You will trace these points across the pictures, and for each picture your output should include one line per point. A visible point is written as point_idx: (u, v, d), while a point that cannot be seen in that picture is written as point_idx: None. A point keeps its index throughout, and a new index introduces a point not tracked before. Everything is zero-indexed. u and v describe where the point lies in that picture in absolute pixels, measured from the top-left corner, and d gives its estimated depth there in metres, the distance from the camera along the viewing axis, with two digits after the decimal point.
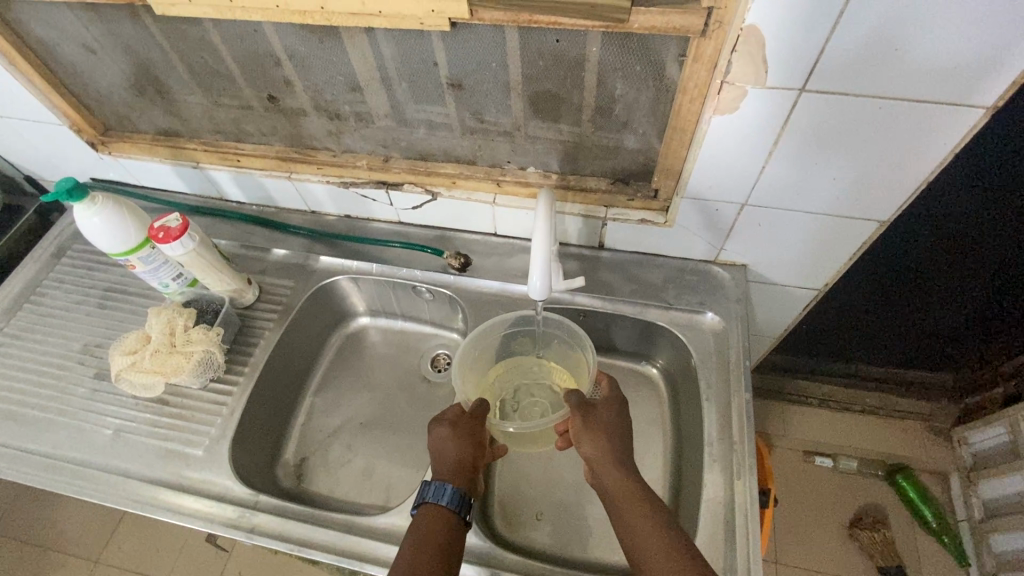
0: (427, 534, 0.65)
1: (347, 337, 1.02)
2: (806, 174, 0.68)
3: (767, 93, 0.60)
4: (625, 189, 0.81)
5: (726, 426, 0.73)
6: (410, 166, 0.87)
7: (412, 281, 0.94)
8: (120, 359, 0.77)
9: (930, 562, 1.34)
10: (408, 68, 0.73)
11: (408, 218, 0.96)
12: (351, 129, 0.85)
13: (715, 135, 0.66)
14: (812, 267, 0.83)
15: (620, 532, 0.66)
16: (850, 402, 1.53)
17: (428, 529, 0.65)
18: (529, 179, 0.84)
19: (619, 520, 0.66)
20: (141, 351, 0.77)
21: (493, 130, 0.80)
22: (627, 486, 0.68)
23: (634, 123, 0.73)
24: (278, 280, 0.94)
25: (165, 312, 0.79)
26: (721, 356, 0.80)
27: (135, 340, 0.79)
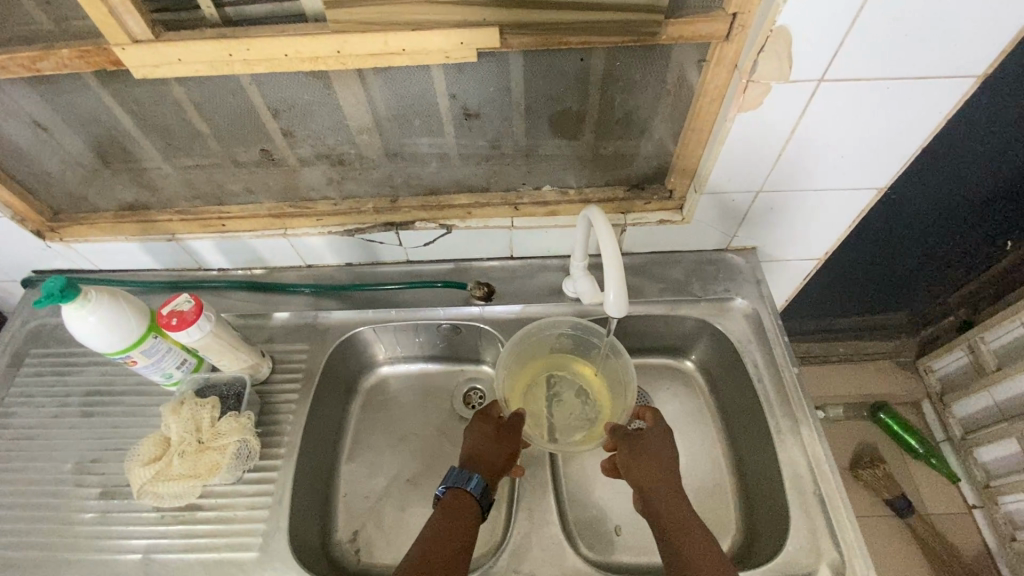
0: (449, 520, 0.63)
1: (367, 392, 0.96)
2: (817, 155, 0.73)
3: (788, 86, 0.63)
4: (641, 193, 0.83)
5: (786, 403, 0.77)
6: (421, 203, 0.83)
7: (436, 321, 0.90)
8: (140, 471, 0.68)
9: (925, 484, 1.49)
10: (424, 102, 0.72)
11: (416, 256, 0.92)
12: (356, 173, 0.82)
13: (738, 132, 0.69)
14: (816, 239, 0.89)
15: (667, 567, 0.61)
16: (826, 354, 1.65)
17: (450, 512, 0.64)
18: (547, 198, 0.83)
19: (666, 552, 0.62)
20: (167, 457, 0.68)
21: (508, 154, 0.80)
22: (681, 513, 0.64)
23: (650, 129, 0.76)
24: (290, 345, 0.87)
25: (183, 408, 0.70)
26: (760, 336, 0.83)
27: (155, 444, 0.70)
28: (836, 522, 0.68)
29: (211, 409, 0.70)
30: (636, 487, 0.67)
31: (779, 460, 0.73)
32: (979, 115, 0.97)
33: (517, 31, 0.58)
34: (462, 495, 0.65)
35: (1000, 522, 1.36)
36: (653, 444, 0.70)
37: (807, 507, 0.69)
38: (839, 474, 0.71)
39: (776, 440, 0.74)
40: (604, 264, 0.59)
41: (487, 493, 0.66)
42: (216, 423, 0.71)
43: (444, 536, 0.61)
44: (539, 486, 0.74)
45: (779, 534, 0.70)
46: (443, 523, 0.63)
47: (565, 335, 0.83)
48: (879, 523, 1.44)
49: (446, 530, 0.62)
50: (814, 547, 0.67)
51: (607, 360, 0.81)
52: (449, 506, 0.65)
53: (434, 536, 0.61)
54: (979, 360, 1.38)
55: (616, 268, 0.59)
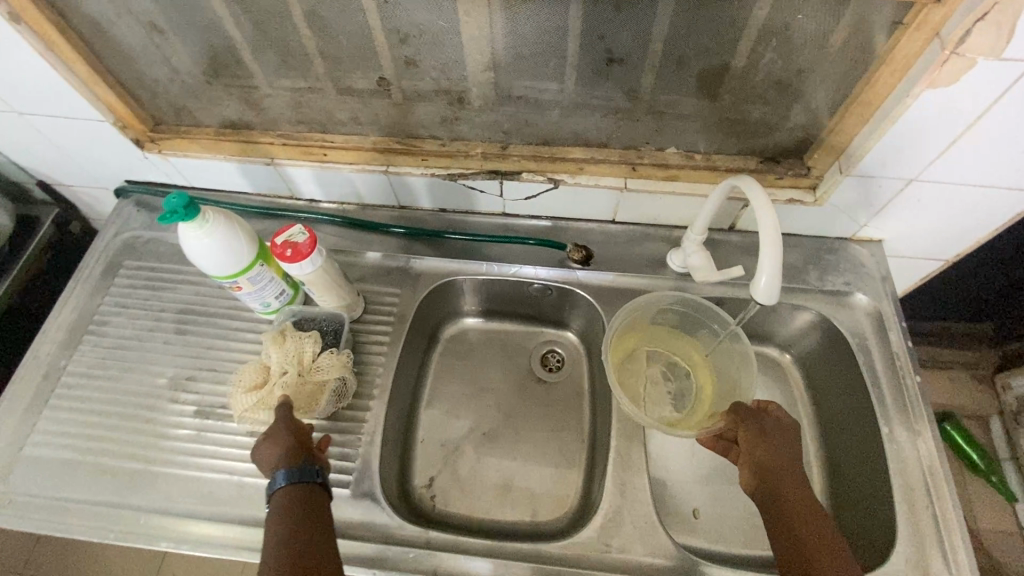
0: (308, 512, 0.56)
1: (446, 342, 0.94)
2: (997, 148, 0.64)
3: (998, 64, 0.55)
4: (775, 167, 0.76)
5: (904, 411, 0.72)
6: (533, 152, 0.78)
7: (530, 281, 0.86)
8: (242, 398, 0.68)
9: (981, 501, 1.45)
10: (563, 40, 0.65)
11: (514, 209, 0.87)
12: (469, 113, 0.77)
13: (918, 111, 0.61)
14: (954, 241, 0.81)
15: (781, 550, 0.59)
16: None
17: (288, 509, 0.55)
18: (669, 161, 0.77)
19: (782, 535, 0.60)
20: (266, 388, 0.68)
21: (638, 109, 0.73)
22: (804, 503, 0.61)
23: (806, 98, 0.68)
24: (381, 287, 0.84)
25: (286, 339, 0.70)
26: (880, 337, 0.78)
27: (255, 372, 0.69)
28: (948, 543, 0.64)
29: (311, 343, 0.70)
30: (754, 468, 0.65)
31: (889, 468, 0.69)
32: None
33: None
34: (309, 487, 0.57)
35: None
36: (781, 434, 0.67)
37: (917, 520, 0.66)
38: (957, 493, 0.67)
39: (889, 447, 0.70)
40: (760, 242, 0.55)
41: (303, 474, 0.58)
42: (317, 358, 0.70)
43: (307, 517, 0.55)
44: (631, 462, 0.72)
45: (879, 542, 0.67)
46: (295, 511, 0.55)
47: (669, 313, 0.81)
48: None
49: (288, 529, 0.53)
50: (922, 562, 0.64)
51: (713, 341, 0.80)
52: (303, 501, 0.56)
53: (292, 527, 0.54)
54: None
55: (777, 248, 0.55)
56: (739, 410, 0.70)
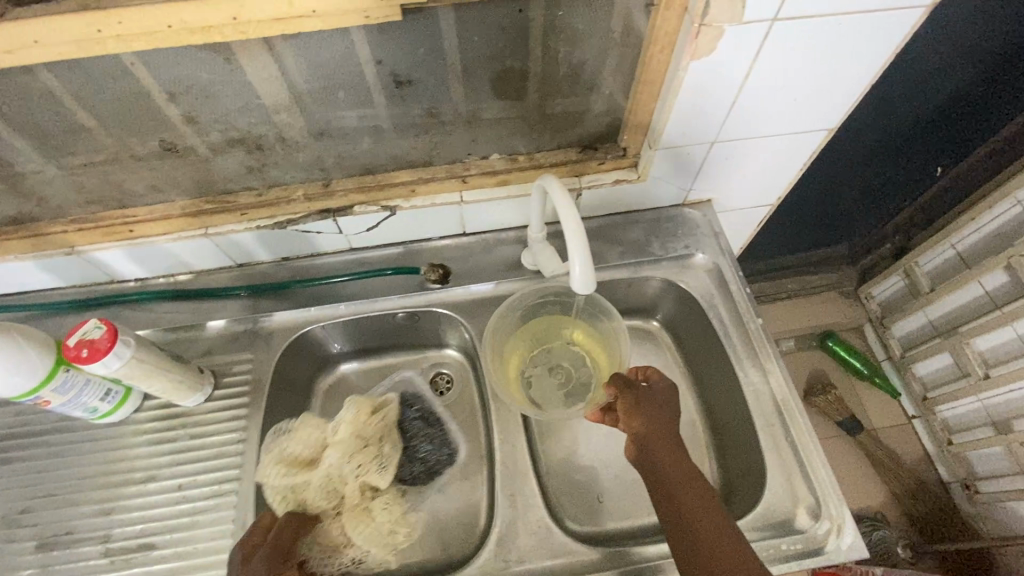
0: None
1: (326, 392, 0.89)
2: (771, 99, 0.70)
3: (742, 28, 0.59)
4: (594, 154, 0.79)
5: (752, 353, 0.77)
6: (358, 184, 0.76)
7: (390, 311, 0.82)
8: (279, 460, 0.69)
9: (872, 403, 1.61)
10: (346, 71, 0.63)
11: (360, 242, 0.84)
12: (276, 159, 0.72)
13: (691, 81, 0.65)
14: (771, 186, 0.88)
15: (664, 517, 0.60)
16: (777, 292, 1.69)
17: None
18: (496, 167, 0.77)
19: (664, 504, 0.61)
20: (307, 471, 0.69)
21: (447, 123, 0.73)
22: (680, 466, 0.62)
23: (600, 85, 0.70)
24: (232, 356, 0.79)
25: (366, 448, 0.72)
26: (723, 290, 0.82)
27: (307, 444, 0.71)
28: (809, 466, 0.69)
29: (383, 481, 0.70)
30: (633, 440, 0.66)
31: (750, 410, 0.74)
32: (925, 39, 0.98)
33: None
34: None
35: (937, 428, 1.48)
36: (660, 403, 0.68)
37: (779, 451, 0.70)
38: (808, 419, 0.72)
39: (747, 391, 0.75)
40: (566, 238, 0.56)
41: None
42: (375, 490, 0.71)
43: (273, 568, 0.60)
44: (519, 469, 0.73)
45: (756, 483, 0.71)
46: None
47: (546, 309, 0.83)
48: (833, 445, 1.55)
49: None
50: (790, 491, 0.68)
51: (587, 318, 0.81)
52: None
53: None
54: (915, 281, 1.47)
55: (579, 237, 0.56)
56: (616, 382, 0.70)
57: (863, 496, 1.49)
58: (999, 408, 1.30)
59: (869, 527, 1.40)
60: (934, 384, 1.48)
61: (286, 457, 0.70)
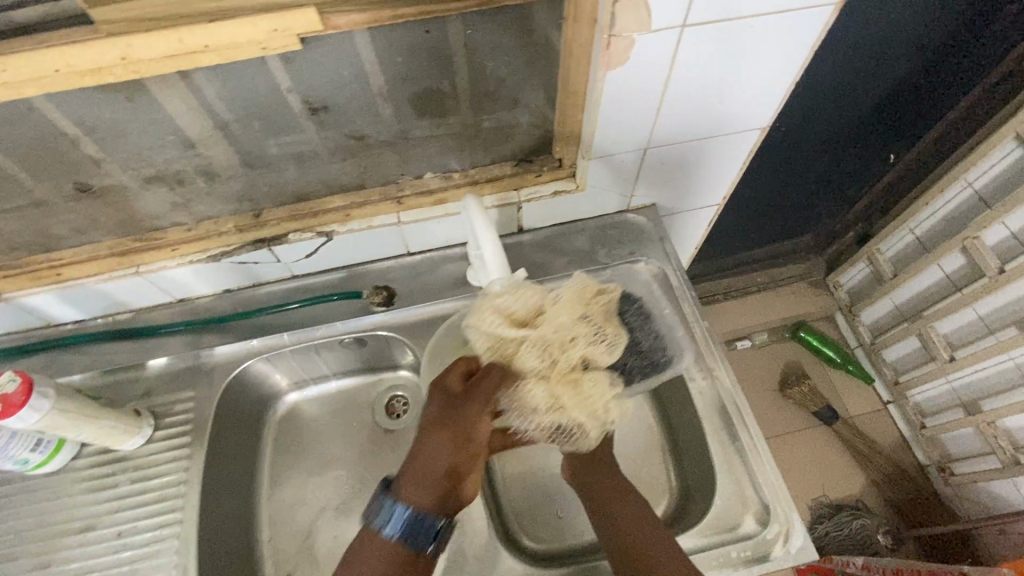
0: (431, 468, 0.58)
1: (280, 424, 0.89)
2: (696, 103, 0.70)
3: (652, 37, 0.58)
4: (530, 167, 0.78)
5: (699, 358, 0.77)
6: (290, 212, 0.74)
7: (335, 337, 0.82)
8: (496, 315, 0.61)
9: (847, 391, 1.60)
10: (259, 101, 0.62)
11: (302, 269, 0.83)
12: (201, 192, 0.71)
13: (611, 91, 0.65)
14: (713, 186, 0.88)
15: (603, 539, 0.60)
16: (746, 288, 1.69)
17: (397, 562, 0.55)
18: (431, 186, 0.77)
19: (604, 525, 0.61)
20: (523, 332, 0.60)
21: (374, 144, 0.72)
22: (615, 484, 0.64)
23: (524, 98, 0.70)
24: (173, 395, 0.77)
25: (590, 321, 0.62)
26: (669, 294, 0.82)
27: (530, 300, 0.62)
28: (757, 469, 0.68)
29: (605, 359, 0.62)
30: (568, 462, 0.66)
31: (699, 415, 0.73)
32: (861, 30, 0.98)
33: (342, 8, 0.50)
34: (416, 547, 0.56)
35: (910, 412, 1.49)
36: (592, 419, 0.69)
37: (728, 456, 0.70)
38: (757, 423, 0.71)
39: (696, 395, 0.74)
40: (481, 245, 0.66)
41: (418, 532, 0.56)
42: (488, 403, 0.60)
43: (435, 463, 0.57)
44: None
45: (708, 492, 0.71)
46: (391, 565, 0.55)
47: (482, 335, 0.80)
48: (809, 435, 1.55)
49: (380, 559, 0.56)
50: (739, 497, 0.68)
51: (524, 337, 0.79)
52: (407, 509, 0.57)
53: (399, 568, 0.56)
54: (878, 267, 1.47)
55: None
56: None
57: (841, 485, 1.48)
58: (966, 389, 1.31)
59: (847, 517, 1.40)
60: (905, 368, 1.48)
61: (505, 312, 0.62)
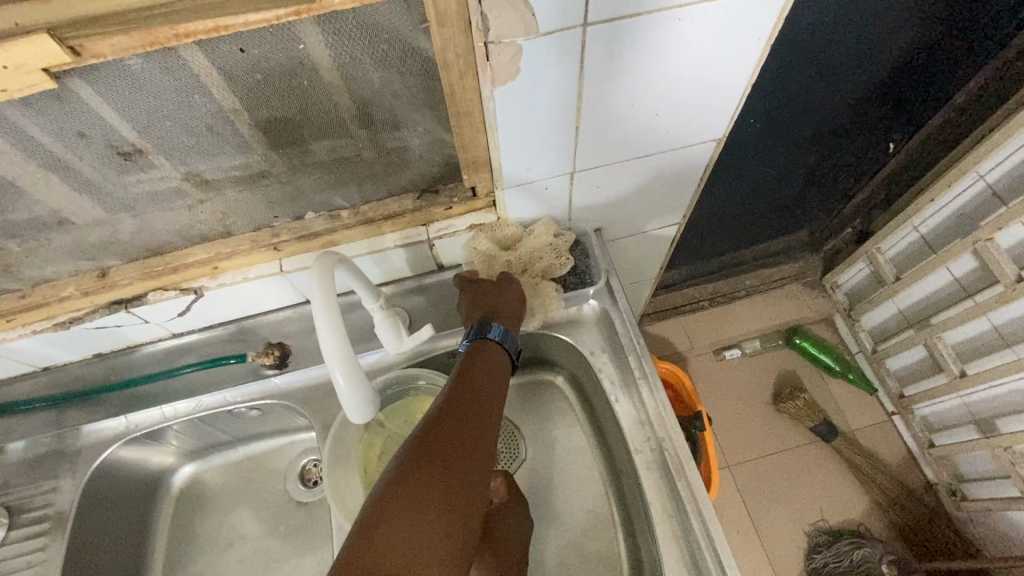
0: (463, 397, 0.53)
1: (177, 501, 0.77)
2: (626, 118, 0.55)
3: (545, 43, 0.45)
4: (437, 198, 0.65)
5: (642, 428, 0.63)
6: (143, 270, 0.62)
7: (225, 407, 0.70)
8: (486, 235, 0.68)
9: (848, 402, 1.46)
10: (48, 152, 0.48)
11: (182, 327, 0.71)
12: (23, 256, 0.58)
13: (508, 111, 0.51)
14: (668, 205, 0.74)
15: None
16: (735, 291, 1.54)
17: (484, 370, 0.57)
18: (315, 228, 0.63)
19: None
20: (502, 251, 0.68)
21: (231, 186, 0.58)
22: None
23: (410, 121, 0.56)
24: (31, 485, 0.66)
25: (559, 242, 0.69)
26: (613, 348, 0.68)
27: (500, 236, 0.68)
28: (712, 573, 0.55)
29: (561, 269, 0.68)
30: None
31: (647, 497, 0.60)
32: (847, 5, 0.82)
33: (92, 31, 0.37)
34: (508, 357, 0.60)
35: (916, 428, 1.36)
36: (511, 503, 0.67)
37: (681, 549, 0.57)
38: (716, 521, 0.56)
39: (642, 469, 0.61)
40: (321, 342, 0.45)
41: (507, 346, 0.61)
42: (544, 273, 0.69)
43: (461, 427, 0.50)
44: None
45: None
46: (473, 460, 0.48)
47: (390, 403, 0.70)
48: (806, 452, 1.41)
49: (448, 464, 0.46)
50: None
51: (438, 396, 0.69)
52: (476, 354, 0.58)
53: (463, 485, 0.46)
54: (879, 268, 1.32)
55: (348, 356, 0.46)
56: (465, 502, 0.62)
57: (842, 507, 1.35)
58: (979, 406, 1.17)
59: (848, 545, 1.27)
60: (910, 379, 1.35)
61: (493, 236, 0.68)
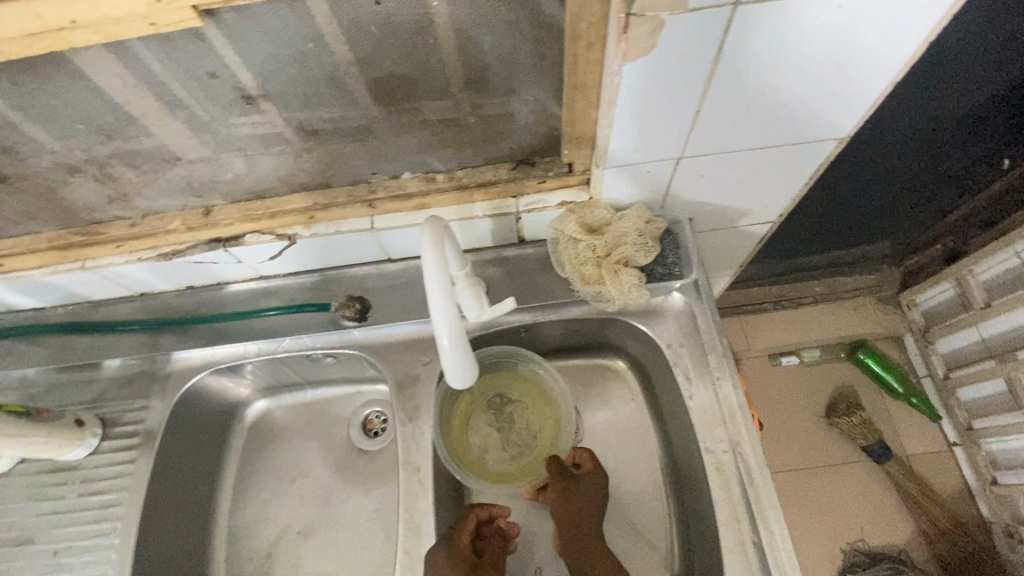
0: None
1: (250, 430, 0.81)
2: (750, 106, 0.52)
3: (690, 19, 0.42)
4: (532, 171, 0.63)
5: (716, 428, 0.62)
6: (244, 212, 0.64)
7: (303, 351, 0.72)
8: (572, 216, 0.64)
9: (906, 426, 1.40)
10: (178, 88, 0.49)
11: (269, 271, 0.73)
12: (138, 187, 0.61)
13: (632, 88, 0.48)
14: (766, 202, 0.70)
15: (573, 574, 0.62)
16: (802, 296, 1.47)
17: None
18: (409, 189, 0.64)
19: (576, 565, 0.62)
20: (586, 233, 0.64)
21: (337, 139, 0.58)
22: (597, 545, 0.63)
23: (522, 89, 0.54)
24: (126, 402, 0.71)
25: (648, 229, 0.65)
26: (694, 339, 0.66)
27: (588, 216, 0.65)
28: None
29: (644, 258, 0.65)
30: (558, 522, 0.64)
31: (715, 497, 0.59)
32: None
33: None
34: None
35: (980, 463, 1.29)
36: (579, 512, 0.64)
37: (741, 553, 0.56)
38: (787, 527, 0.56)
39: (710, 470, 0.60)
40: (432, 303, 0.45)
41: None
42: (625, 259, 0.66)
43: None
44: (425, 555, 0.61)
45: None
46: None
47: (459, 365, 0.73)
48: (854, 470, 1.37)
49: None
50: None
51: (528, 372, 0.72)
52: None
53: None
54: (967, 292, 1.23)
55: (465, 341, 0.47)
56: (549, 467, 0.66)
57: (885, 530, 1.31)
58: None
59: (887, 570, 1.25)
60: (981, 412, 1.28)
61: (578, 216, 0.64)
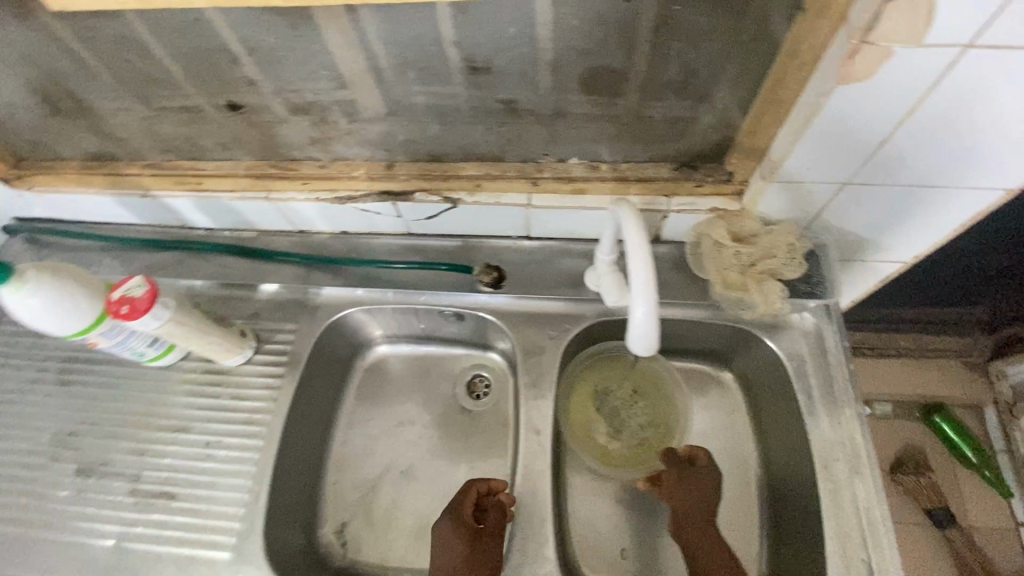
0: None
1: (366, 371, 0.87)
2: (938, 144, 0.54)
3: (919, 52, 0.45)
4: (692, 174, 0.67)
5: (834, 446, 0.64)
6: (422, 171, 0.70)
7: (438, 306, 0.78)
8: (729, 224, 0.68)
9: (974, 497, 1.36)
10: (418, 51, 0.55)
11: (418, 228, 0.79)
12: (340, 134, 0.68)
13: (834, 110, 0.52)
14: (910, 244, 0.71)
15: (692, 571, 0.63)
16: (885, 347, 1.45)
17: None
18: (574, 174, 0.68)
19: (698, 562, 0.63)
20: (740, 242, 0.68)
21: (527, 118, 0.63)
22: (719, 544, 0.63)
23: (714, 97, 0.58)
24: (277, 323, 0.78)
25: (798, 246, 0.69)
26: (819, 358, 0.68)
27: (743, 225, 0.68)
28: None
29: (790, 272, 0.69)
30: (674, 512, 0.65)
31: (828, 511, 0.61)
32: None
33: None
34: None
35: None
36: (691, 505, 0.65)
37: (849, 572, 0.58)
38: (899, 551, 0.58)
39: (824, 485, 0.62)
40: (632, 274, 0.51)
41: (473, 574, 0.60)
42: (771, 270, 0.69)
43: None
44: (536, 512, 0.66)
45: None
46: None
47: (583, 353, 0.79)
48: (912, 531, 1.34)
49: None
50: None
51: (648, 366, 0.77)
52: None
53: None
54: None
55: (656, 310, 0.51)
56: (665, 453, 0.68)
57: None
58: None
59: None
60: None
61: (735, 225, 0.68)
